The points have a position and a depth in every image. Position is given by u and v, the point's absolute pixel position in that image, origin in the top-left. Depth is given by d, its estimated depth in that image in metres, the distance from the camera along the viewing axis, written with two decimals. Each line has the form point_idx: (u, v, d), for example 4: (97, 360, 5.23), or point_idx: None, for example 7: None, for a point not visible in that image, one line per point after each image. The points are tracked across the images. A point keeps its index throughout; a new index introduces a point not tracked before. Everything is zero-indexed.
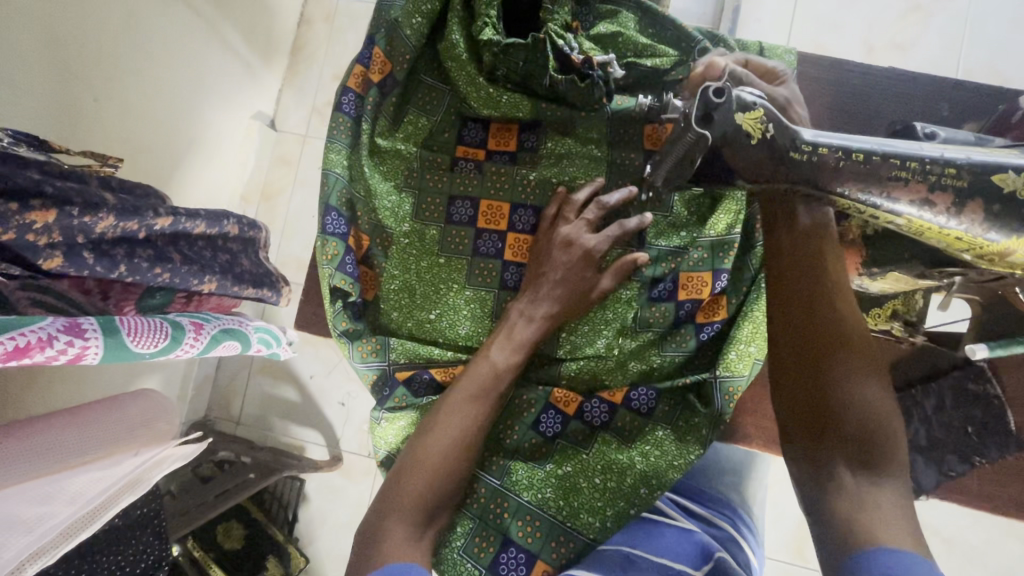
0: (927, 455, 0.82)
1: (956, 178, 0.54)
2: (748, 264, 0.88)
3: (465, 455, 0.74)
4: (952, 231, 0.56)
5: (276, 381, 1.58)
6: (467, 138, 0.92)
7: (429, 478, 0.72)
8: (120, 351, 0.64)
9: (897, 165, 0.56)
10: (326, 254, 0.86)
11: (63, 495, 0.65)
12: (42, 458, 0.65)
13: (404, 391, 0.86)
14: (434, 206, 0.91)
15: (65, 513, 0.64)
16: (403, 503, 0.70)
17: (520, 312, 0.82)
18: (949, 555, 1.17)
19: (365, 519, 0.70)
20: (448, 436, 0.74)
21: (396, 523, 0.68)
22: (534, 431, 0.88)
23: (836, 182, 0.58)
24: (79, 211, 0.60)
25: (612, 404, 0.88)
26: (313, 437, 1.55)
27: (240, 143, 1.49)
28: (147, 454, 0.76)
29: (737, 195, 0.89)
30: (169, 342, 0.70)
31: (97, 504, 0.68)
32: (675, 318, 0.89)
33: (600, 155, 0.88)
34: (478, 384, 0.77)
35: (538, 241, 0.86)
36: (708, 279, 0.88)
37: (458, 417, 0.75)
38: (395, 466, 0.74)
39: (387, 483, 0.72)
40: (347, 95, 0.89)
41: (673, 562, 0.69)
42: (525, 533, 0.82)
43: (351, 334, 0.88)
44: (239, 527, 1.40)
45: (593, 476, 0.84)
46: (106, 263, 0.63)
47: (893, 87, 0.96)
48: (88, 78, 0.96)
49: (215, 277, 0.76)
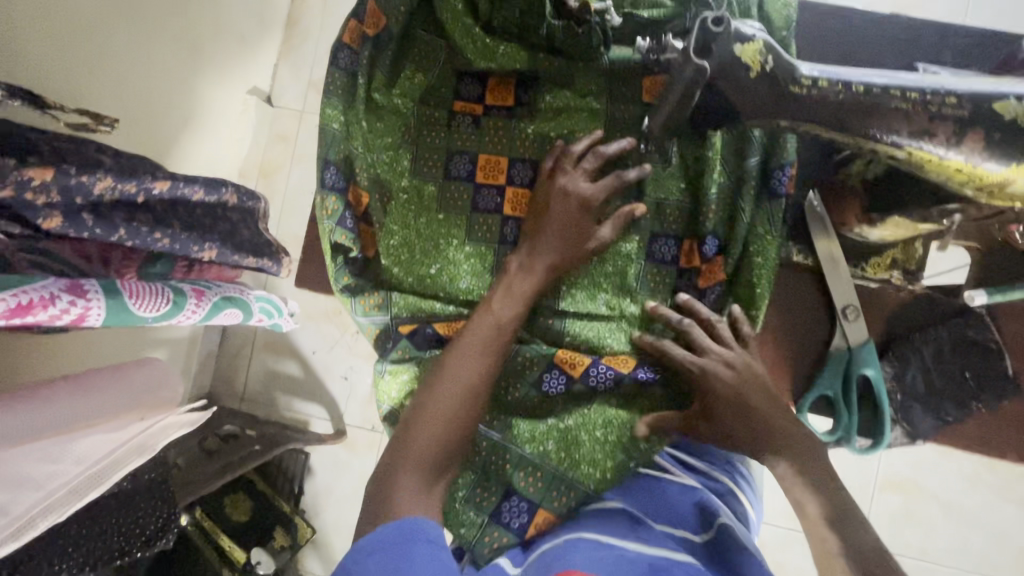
0: (923, 401, 0.82)
1: (957, 107, 0.54)
2: (740, 211, 0.83)
3: (471, 407, 0.76)
4: (951, 162, 0.55)
5: (279, 356, 1.59)
6: (464, 94, 0.91)
7: (435, 431, 0.74)
8: (121, 312, 0.69)
9: (897, 96, 0.55)
10: (326, 210, 0.87)
11: (68, 456, 0.71)
12: (41, 424, 0.69)
13: (407, 344, 0.88)
14: (432, 160, 0.90)
15: (73, 472, 0.70)
16: (410, 455, 0.72)
17: (518, 264, 0.82)
18: (945, 519, 1.22)
19: (377, 473, 0.73)
20: (452, 389, 0.75)
21: (405, 475, 0.71)
22: (536, 391, 0.86)
23: (835, 119, 0.58)
24: (73, 169, 0.62)
25: (617, 373, 0.84)
26: (317, 411, 1.57)
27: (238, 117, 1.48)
28: (152, 421, 0.81)
29: (719, 134, 0.85)
30: (171, 307, 0.75)
31: (106, 462, 0.74)
32: (675, 283, 0.87)
33: (598, 107, 0.87)
34: (483, 337, 0.78)
35: (536, 193, 0.85)
36: (696, 246, 0.86)
37: (461, 370, 0.76)
38: (403, 420, 0.76)
39: (395, 438, 0.75)
40: (343, 50, 0.88)
41: (676, 530, 0.74)
42: (527, 483, 0.83)
43: (353, 289, 0.89)
44: (246, 498, 1.42)
45: (594, 429, 0.84)
46: (105, 226, 0.64)
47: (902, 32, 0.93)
48: (78, 40, 0.94)
49: (215, 245, 0.77)
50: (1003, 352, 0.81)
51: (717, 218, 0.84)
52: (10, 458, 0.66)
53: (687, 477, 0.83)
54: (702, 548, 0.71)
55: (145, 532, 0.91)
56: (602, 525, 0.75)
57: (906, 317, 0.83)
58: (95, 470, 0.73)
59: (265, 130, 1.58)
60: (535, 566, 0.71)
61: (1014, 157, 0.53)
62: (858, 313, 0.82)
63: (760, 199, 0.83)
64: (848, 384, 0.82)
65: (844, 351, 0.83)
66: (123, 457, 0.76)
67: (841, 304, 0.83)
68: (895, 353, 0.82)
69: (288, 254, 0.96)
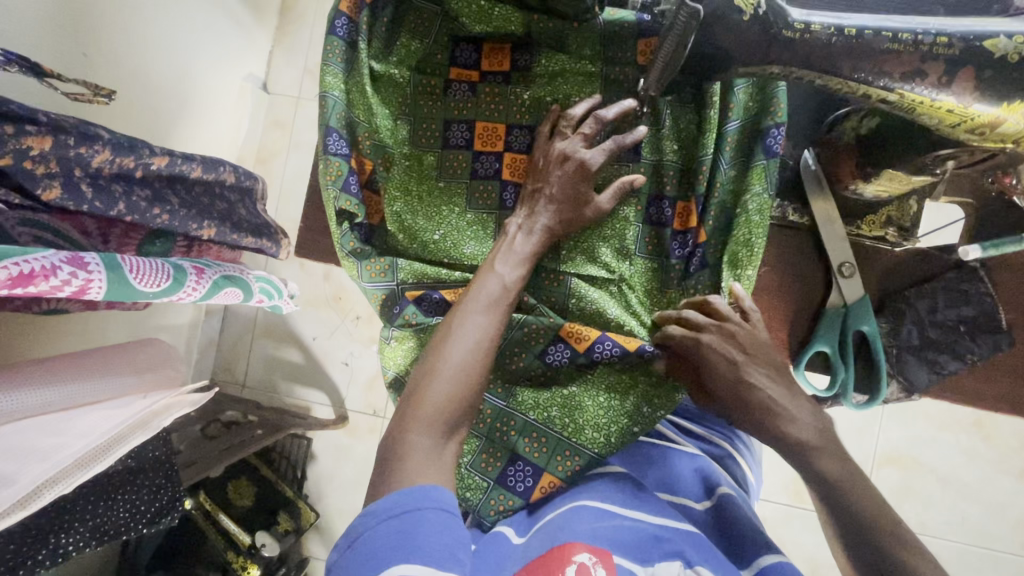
0: (920, 355, 0.82)
1: (947, 47, 0.54)
2: (722, 169, 0.86)
3: (481, 365, 0.74)
4: (943, 103, 0.56)
5: (280, 343, 1.60)
6: (460, 59, 0.91)
7: (447, 389, 0.71)
8: (122, 286, 0.70)
9: (889, 38, 0.56)
10: (330, 174, 0.85)
11: (72, 431, 0.74)
12: (54, 394, 0.76)
13: (413, 310, 0.86)
14: (431, 128, 0.90)
15: (78, 445, 0.72)
16: (422, 415, 0.69)
17: (518, 227, 0.82)
18: (943, 491, 1.23)
19: (386, 439, 0.69)
20: (462, 346, 0.74)
21: (417, 436, 0.68)
22: (541, 361, 0.86)
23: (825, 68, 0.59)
24: (74, 141, 0.67)
25: (625, 350, 0.82)
26: (320, 398, 1.58)
27: (231, 105, 1.49)
28: (154, 398, 0.87)
29: (715, 88, 0.85)
30: (171, 284, 0.78)
31: (110, 437, 0.76)
32: (671, 251, 0.87)
33: (594, 71, 0.88)
34: (489, 297, 0.77)
35: (534, 157, 0.86)
36: (694, 208, 0.86)
37: (471, 328, 0.75)
38: (410, 384, 0.73)
39: (403, 402, 0.72)
40: (340, 18, 0.87)
41: (676, 498, 0.75)
42: (532, 449, 0.83)
43: (359, 254, 0.88)
44: (249, 485, 1.42)
45: (597, 395, 0.85)
46: (105, 200, 0.71)
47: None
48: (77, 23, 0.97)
49: (213, 223, 0.86)
50: (997, 305, 0.82)
51: (706, 179, 0.86)
52: (18, 430, 0.71)
53: (687, 444, 0.83)
54: (701, 515, 0.73)
55: (153, 508, 0.93)
56: (607, 489, 0.75)
57: (905, 273, 0.84)
58: (99, 445, 0.74)
59: (262, 115, 1.58)
60: (540, 534, 0.69)
61: (1000, 99, 0.54)
62: (854, 269, 0.83)
63: (753, 164, 0.84)
64: (845, 340, 0.83)
65: (840, 307, 0.84)
66: (126, 434, 0.78)
67: (837, 261, 0.83)
68: (890, 310, 0.83)
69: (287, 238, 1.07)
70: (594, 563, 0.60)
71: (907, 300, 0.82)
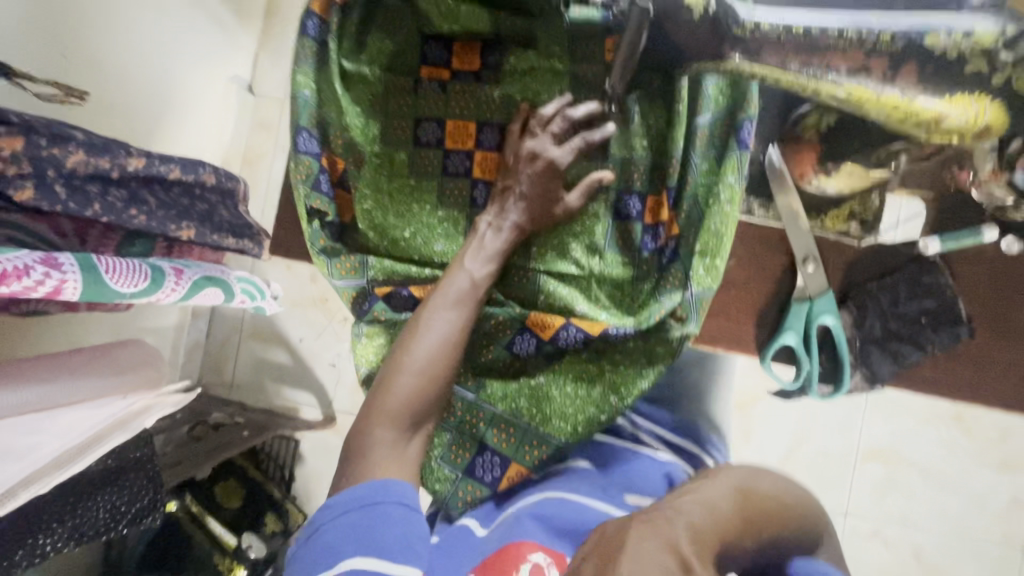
0: (882, 346, 0.84)
1: (890, 44, 0.56)
2: (692, 163, 0.85)
3: (447, 361, 0.77)
4: (890, 97, 0.57)
5: (267, 345, 1.60)
6: (431, 58, 0.92)
7: (411, 385, 0.75)
8: (99, 287, 0.73)
9: (835, 34, 0.57)
10: (300, 173, 0.87)
11: (49, 430, 0.81)
12: (32, 394, 0.81)
13: (383, 306, 0.87)
14: (402, 127, 0.91)
15: (56, 443, 0.81)
16: (386, 410, 0.74)
17: (488, 224, 0.84)
18: None
19: (353, 428, 0.75)
20: (428, 343, 0.77)
21: (381, 429, 0.73)
22: (508, 352, 0.87)
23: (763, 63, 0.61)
24: (46, 141, 0.70)
25: (587, 334, 0.84)
26: (306, 396, 1.58)
27: (215, 107, 1.49)
28: (133, 400, 0.93)
29: (683, 82, 0.84)
30: (149, 285, 0.80)
31: (89, 436, 0.85)
32: (641, 246, 0.88)
33: (562, 69, 0.88)
34: (457, 293, 0.79)
35: (505, 155, 0.87)
36: (665, 201, 0.87)
37: (437, 324, 0.78)
38: (379, 377, 0.78)
39: (371, 394, 0.76)
40: (311, 19, 0.89)
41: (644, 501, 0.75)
42: (500, 439, 0.84)
43: (330, 252, 0.88)
44: (236, 485, 1.42)
45: (564, 385, 0.84)
46: (79, 199, 0.72)
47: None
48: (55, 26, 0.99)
49: (192, 225, 0.87)
50: (957, 296, 0.83)
51: (677, 174, 0.86)
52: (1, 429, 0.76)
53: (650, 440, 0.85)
54: None
55: (134, 507, 1.01)
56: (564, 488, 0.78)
57: (868, 267, 0.85)
58: (77, 444, 0.84)
59: (247, 117, 1.58)
60: (499, 529, 0.74)
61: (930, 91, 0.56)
62: (818, 264, 0.84)
63: (725, 157, 0.82)
64: (810, 333, 0.85)
65: (805, 299, 0.84)
66: (107, 432, 0.88)
67: (800, 254, 0.85)
68: (854, 302, 0.84)
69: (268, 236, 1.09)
70: (548, 563, 0.66)
71: (871, 293, 0.84)
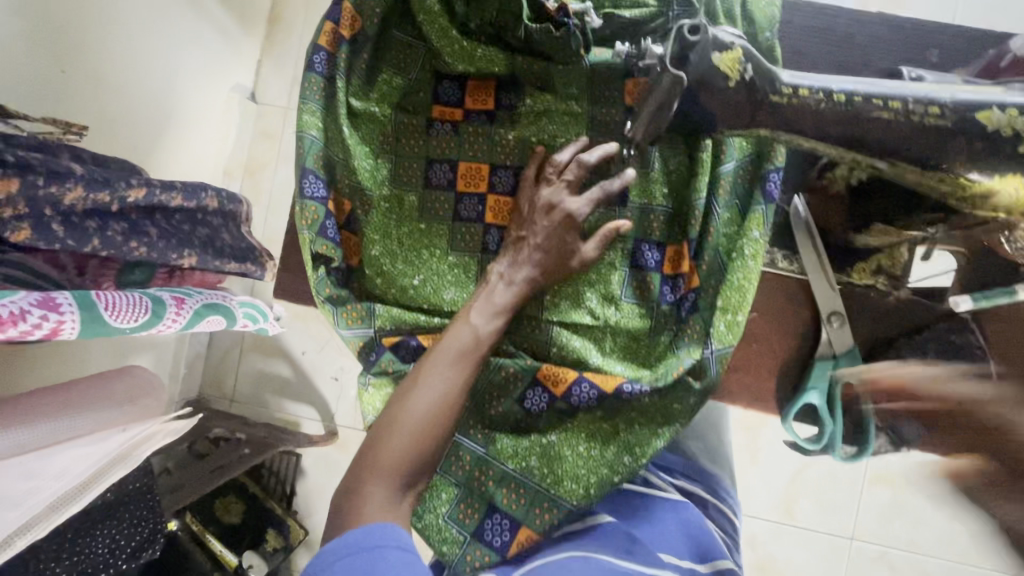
0: (908, 407, 0.81)
1: (939, 117, 0.53)
2: (714, 212, 0.82)
3: (445, 418, 0.75)
4: (935, 170, 0.54)
5: (268, 356, 1.56)
6: (443, 97, 0.88)
7: (408, 442, 0.72)
8: (97, 325, 0.72)
9: (880, 105, 0.54)
10: (305, 219, 0.83)
11: (49, 471, 0.72)
12: (29, 432, 0.74)
13: (390, 357, 0.84)
14: (412, 168, 0.88)
15: (51, 487, 0.71)
16: (379, 468, 0.71)
17: (500, 275, 0.81)
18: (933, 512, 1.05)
19: (344, 481, 0.72)
20: (427, 399, 0.74)
21: (374, 487, 0.70)
22: (519, 407, 0.84)
23: (779, 123, 0.58)
24: (43, 181, 0.67)
25: (602, 391, 0.81)
26: (309, 412, 1.54)
27: (219, 118, 1.46)
28: (134, 431, 0.83)
29: (706, 147, 0.83)
30: (151, 317, 0.79)
31: (87, 476, 0.75)
32: (660, 300, 0.85)
33: (579, 111, 0.85)
34: (458, 348, 0.77)
35: (519, 201, 0.84)
36: (685, 251, 0.84)
37: (437, 379, 0.75)
38: (373, 430, 0.75)
39: (364, 448, 0.74)
40: (318, 53, 0.84)
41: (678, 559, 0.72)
42: (510, 500, 0.82)
43: (336, 300, 0.85)
44: (237, 502, 1.45)
45: (577, 445, 0.82)
46: (77, 236, 0.71)
47: (899, 21, 0.86)
48: (54, 44, 0.97)
49: (194, 252, 0.86)
50: None
51: (699, 226, 0.83)
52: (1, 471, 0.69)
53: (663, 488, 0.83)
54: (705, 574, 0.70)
55: (133, 543, 0.93)
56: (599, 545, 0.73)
57: (893, 321, 0.84)
58: (75, 485, 0.74)
59: (249, 125, 1.53)
60: None
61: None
62: (843, 320, 0.82)
63: (749, 211, 0.80)
64: (833, 393, 0.82)
65: (830, 357, 0.84)
66: (105, 469, 0.78)
67: (825, 312, 0.83)
68: (881, 361, 0.82)
69: (270, 259, 1.07)
70: None
71: (898, 350, 0.81)
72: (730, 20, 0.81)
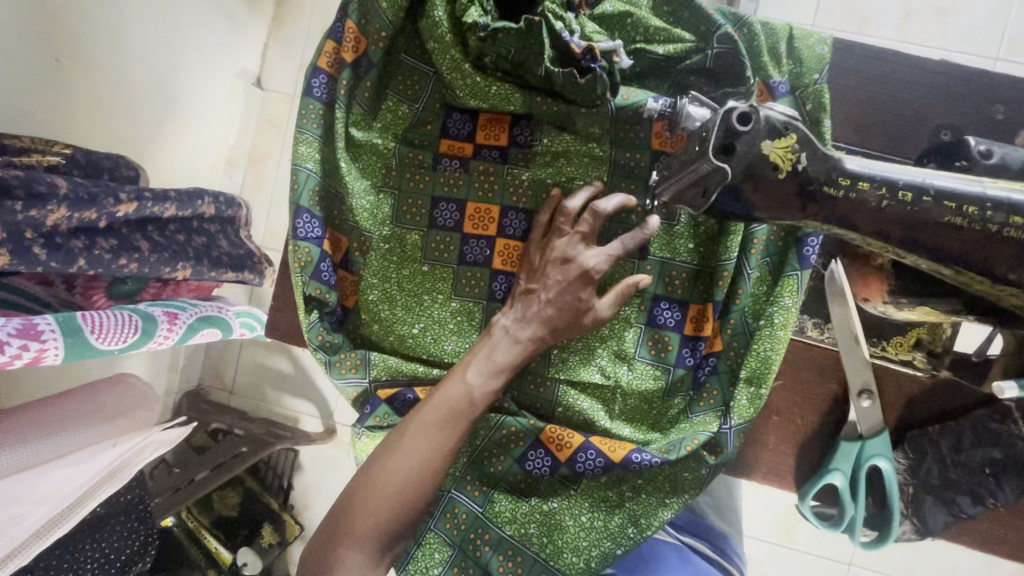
0: (937, 495, 0.76)
1: (1020, 229, 0.50)
2: (744, 273, 0.75)
3: (426, 484, 0.71)
4: (1006, 289, 0.53)
5: (269, 352, 1.53)
6: (452, 130, 0.81)
7: (385, 509, 0.69)
8: (81, 349, 0.69)
9: (952, 209, 0.52)
10: (298, 261, 0.78)
11: (34, 498, 0.76)
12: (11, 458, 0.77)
13: (386, 410, 0.80)
14: (416, 206, 0.81)
15: (37, 513, 0.75)
16: (355, 534, 0.69)
17: (504, 330, 0.74)
18: (906, 554, 1.27)
19: (321, 538, 0.71)
20: (408, 465, 0.70)
21: (349, 551, 0.68)
22: (519, 468, 0.79)
23: (831, 215, 0.57)
24: (21, 205, 0.64)
25: (608, 461, 0.75)
26: (307, 410, 1.50)
27: (222, 102, 1.37)
28: (131, 443, 0.88)
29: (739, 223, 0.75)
30: (139, 336, 0.77)
31: (75, 498, 0.79)
32: (676, 358, 0.79)
33: (602, 154, 0.77)
34: (449, 408, 0.71)
35: (529, 250, 0.78)
36: (709, 312, 0.77)
37: (422, 441, 0.70)
38: (350, 488, 0.71)
39: (341, 507, 0.71)
40: (318, 77, 0.78)
41: None
42: (506, 569, 0.77)
43: (329, 348, 0.81)
44: (234, 497, 1.44)
45: (580, 514, 0.78)
46: (61, 258, 0.68)
47: (958, 69, 0.78)
48: (50, 37, 0.91)
49: (189, 264, 0.84)
50: None
51: (727, 286, 0.76)
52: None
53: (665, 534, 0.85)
54: None
55: (122, 556, 1.02)
56: None
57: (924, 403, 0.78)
58: (61, 508, 0.77)
59: (255, 114, 1.46)
60: None
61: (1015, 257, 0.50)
62: (873, 399, 0.75)
63: (782, 275, 0.74)
64: (857, 474, 0.76)
65: (855, 438, 0.77)
66: (94, 488, 0.81)
67: (856, 387, 0.76)
68: (911, 445, 0.77)
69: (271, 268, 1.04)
70: None
71: (930, 434, 0.76)
72: (774, 60, 0.73)
